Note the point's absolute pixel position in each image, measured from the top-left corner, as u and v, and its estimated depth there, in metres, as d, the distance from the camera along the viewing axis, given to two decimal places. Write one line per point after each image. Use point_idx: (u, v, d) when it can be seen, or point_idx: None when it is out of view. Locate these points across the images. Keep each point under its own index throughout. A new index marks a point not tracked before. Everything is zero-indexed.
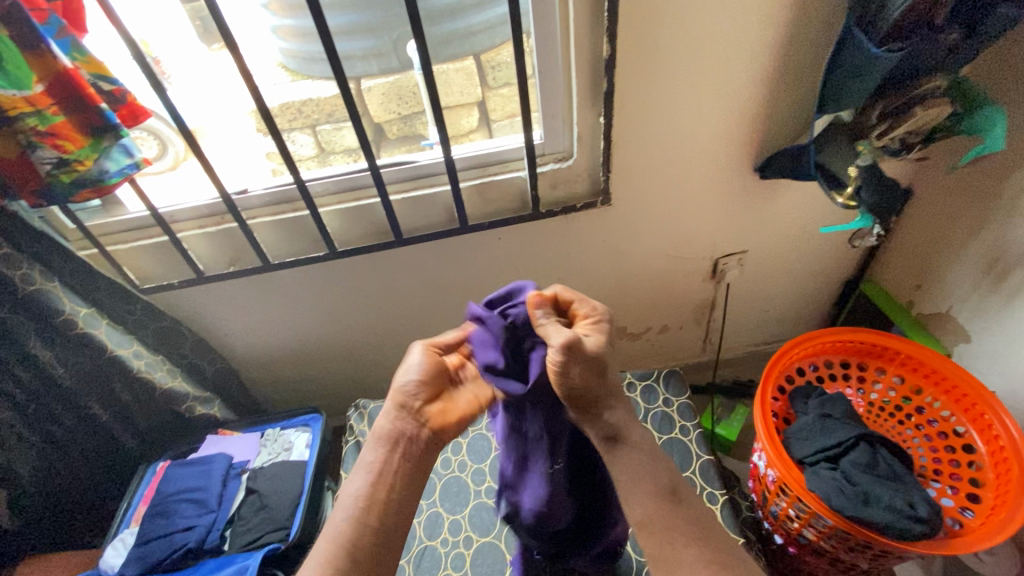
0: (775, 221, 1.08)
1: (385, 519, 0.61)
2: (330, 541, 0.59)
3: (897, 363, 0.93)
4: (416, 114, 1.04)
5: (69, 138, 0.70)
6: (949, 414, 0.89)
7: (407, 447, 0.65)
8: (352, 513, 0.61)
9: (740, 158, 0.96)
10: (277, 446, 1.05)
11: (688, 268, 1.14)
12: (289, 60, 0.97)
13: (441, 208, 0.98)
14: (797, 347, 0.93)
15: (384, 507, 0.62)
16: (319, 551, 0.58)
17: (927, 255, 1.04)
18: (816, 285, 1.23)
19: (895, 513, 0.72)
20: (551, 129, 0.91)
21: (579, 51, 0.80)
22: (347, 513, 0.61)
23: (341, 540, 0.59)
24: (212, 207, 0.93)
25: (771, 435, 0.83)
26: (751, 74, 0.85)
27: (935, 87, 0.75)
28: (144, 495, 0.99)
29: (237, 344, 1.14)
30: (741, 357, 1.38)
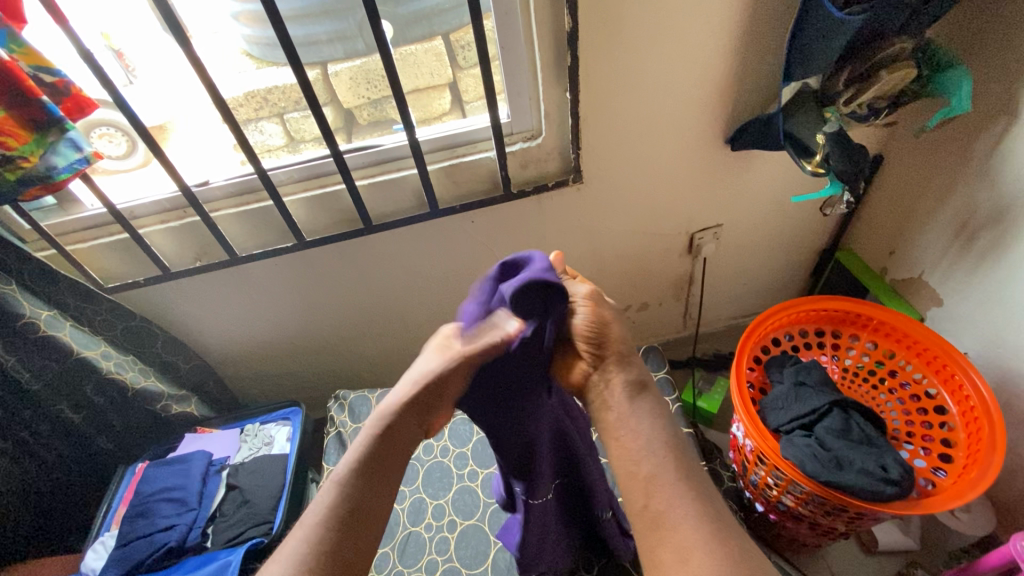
0: (748, 192, 1.07)
1: (386, 509, 0.55)
2: (324, 535, 0.51)
3: (870, 329, 0.94)
4: (385, 99, 1.00)
5: (13, 134, 0.67)
6: (921, 376, 0.90)
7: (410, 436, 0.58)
8: (352, 502, 0.53)
9: (711, 130, 0.95)
10: (257, 441, 1.04)
11: (664, 243, 1.14)
12: (252, 46, 0.93)
13: (409, 193, 0.96)
14: (772, 317, 0.93)
15: (379, 501, 0.55)
16: (300, 549, 0.50)
17: (898, 220, 1.05)
18: (792, 255, 1.23)
19: (867, 476, 0.73)
20: (518, 107, 0.89)
21: (541, 25, 0.78)
22: (348, 503, 0.53)
23: (326, 534, 0.51)
24: (173, 201, 0.91)
25: (746, 405, 0.84)
26: (717, 43, 0.83)
27: (903, 50, 0.76)
28: (124, 497, 0.98)
29: (212, 340, 1.12)
30: (721, 330, 1.39)
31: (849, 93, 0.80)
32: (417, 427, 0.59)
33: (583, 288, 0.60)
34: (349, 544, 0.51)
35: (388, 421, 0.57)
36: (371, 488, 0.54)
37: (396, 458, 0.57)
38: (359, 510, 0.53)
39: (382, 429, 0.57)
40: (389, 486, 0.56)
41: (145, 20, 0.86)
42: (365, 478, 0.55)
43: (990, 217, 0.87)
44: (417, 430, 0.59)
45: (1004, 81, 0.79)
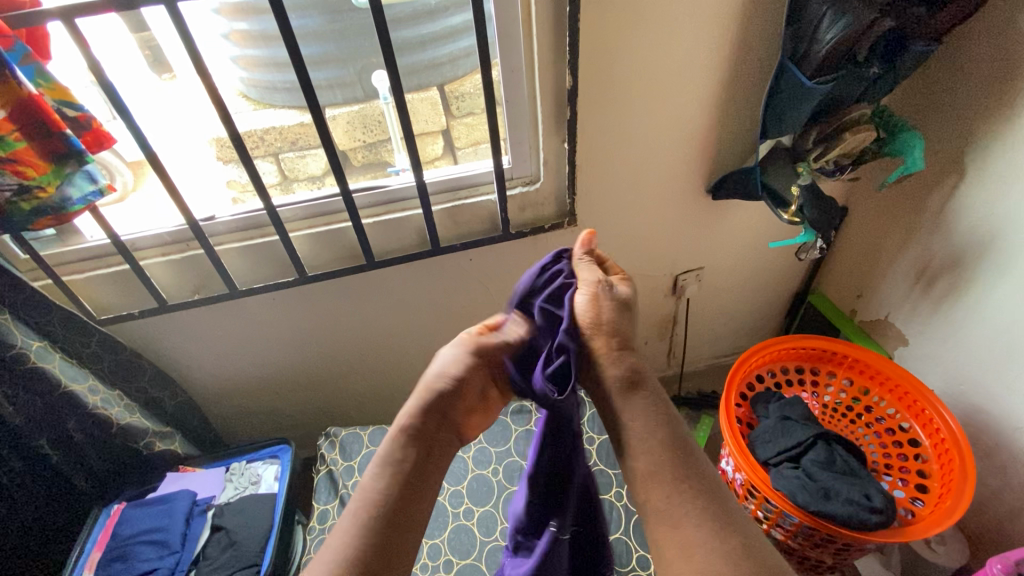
0: (728, 238, 1.15)
1: (420, 485, 0.58)
2: (359, 509, 0.55)
3: (845, 366, 1.00)
4: (380, 142, 1.08)
5: (32, 164, 0.68)
6: (894, 411, 0.95)
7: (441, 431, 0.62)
8: (390, 477, 0.57)
9: (694, 180, 1.03)
10: (244, 479, 1.01)
11: (650, 284, 1.20)
12: (250, 89, 0.97)
13: (412, 231, 1.00)
14: (756, 354, 0.99)
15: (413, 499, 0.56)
16: (337, 544, 0.52)
17: (864, 266, 1.14)
18: (767, 297, 1.31)
19: (854, 505, 0.77)
20: (518, 155, 0.95)
21: (544, 80, 0.85)
22: (384, 477, 0.57)
23: (375, 504, 0.55)
24: (176, 234, 0.92)
25: (737, 439, 0.87)
26: (701, 104, 0.92)
27: (863, 115, 0.86)
28: (98, 541, 0.92)
29: (199, 376, 1.10)
30: (702, 369, 1.44)
31: (818, 150, 0.89)
32: (434, 425, 0.61)
33: (592, 275, 0.64)
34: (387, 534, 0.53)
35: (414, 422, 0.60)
36: (403, 487, 0.56)
37: (426, 457, 0.59)
38: (385, 510, 0.54)
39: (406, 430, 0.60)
40: (415, 487, 0.57)
41: (135, 58, 0.92)
42: (393, 479, 0.56)
43: (948, 263, 0.96)
44: (435, 427, 0.61)
45: (951, 145, 0.90)
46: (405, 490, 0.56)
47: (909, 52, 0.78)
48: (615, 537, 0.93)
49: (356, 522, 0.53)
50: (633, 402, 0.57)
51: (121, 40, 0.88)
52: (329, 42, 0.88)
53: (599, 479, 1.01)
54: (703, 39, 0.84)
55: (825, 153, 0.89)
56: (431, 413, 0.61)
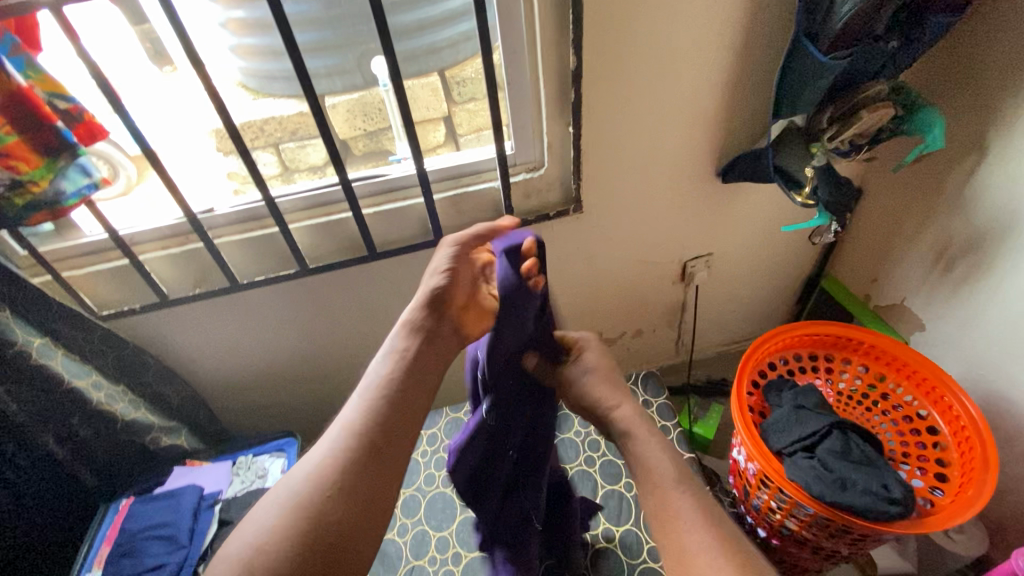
0: (738, 222, 1.12)
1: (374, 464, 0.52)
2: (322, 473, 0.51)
3: (861, 353, 0.98)
4: (381, 130, 1.05)
5: (24, 158, 0.66)
6: (912, 399, 0.93)
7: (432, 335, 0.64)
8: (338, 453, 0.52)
9: (704, 164, 1.00)
10: (251, 474, 1.01)
11: (658, 272, 1.17)
12: (249, 78, 0.95)
13: (415, 221, 0.98)
14: (769, 342, 0.96)
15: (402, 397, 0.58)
16: (323, 457, 0.52)
17: (880, 250, 1.10)
18: (779, 283, 1.28)
19: (871, 496, 0.75)
20: (522, 140, 0.93)
21: (548, 61, 0.82)
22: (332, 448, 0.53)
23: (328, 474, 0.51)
24: (175, 227, 0.90)
25: (749, 428, 0.85)
26: (710, 84, 0.89)
27: (880, 91, 0.81)
28: (107, 536, 0.93)
29: (204, 370, 1.10)
30: (712, 357, 1.42)
31: (832, 130, 0.85)
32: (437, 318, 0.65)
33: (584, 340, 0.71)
34: (371, 449, 0.53)
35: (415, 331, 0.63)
36: (400, 393, 0.58)
37: (414, 369, 0.60)
38: (379, 410, 0.56)
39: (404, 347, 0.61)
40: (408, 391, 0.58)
41: (135, 51, 0.90)
42: (392, 384, 0.58)
43: (968, 245, 0.93)
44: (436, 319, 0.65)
45: (973, 122, 0.86)
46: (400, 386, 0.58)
47: (929, 26, 0.75)
48: (625, 528, 0.92)
49: (344, 437, 0.53)
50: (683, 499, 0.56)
51: (119, 29, 0.86)
52: (322, 29, 0.85)
53: (608, 470, 1.00)
54: (712, 15, 0.81)
55: (840, 133, 0.85)
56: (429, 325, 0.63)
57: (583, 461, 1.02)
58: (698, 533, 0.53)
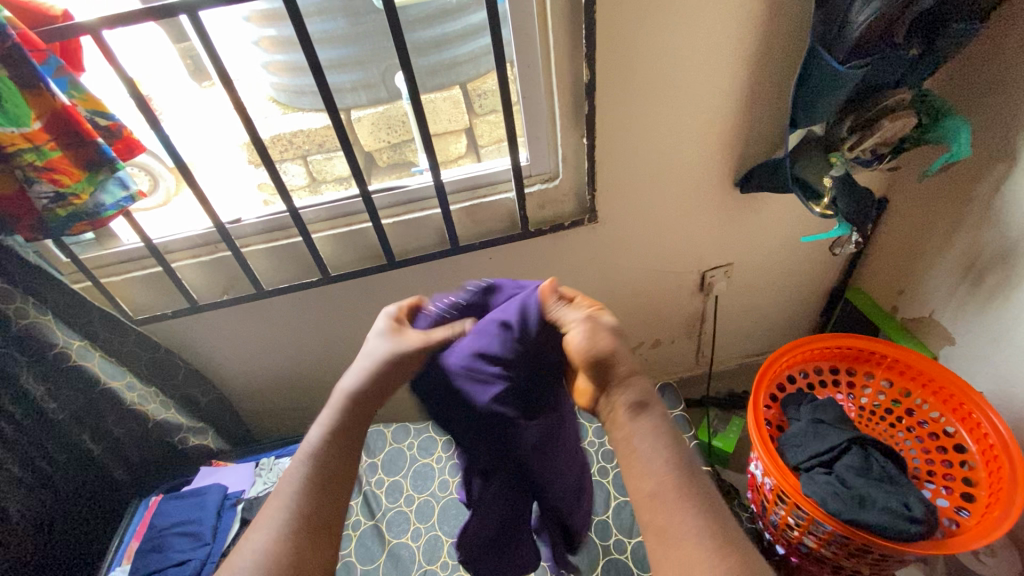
0: (758, 232, 1.11)
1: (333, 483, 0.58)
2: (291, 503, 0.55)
3: (885, 367, 0.95)
4: (405, 143, 1.09)
5: (66, 172, 0.70)
6: (938, 415, 0.90)
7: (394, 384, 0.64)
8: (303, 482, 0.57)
9: (721, 174, 0.99)
10: (272, 475, 1.04)
11: (676, 282, 1.17)
12: (280, 93, 0.99)
13: (432, 231, 1.00)
14: (787, 354, 0.95)
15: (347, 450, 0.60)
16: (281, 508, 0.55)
17: (907, 261, 1.07)
18: (803, 294, 1.25)
19: (891, 514, 0.73)
20: (537, 152, 0.94)
21: (562, 75, 0.84)
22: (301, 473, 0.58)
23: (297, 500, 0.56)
24: (205, 236, 0.95)
25: (765, 442, 0.84)
26: (726, 94, 0.89)
27: (901, 100, 0.79)
28: (137, 531, 0.97)
29: (231, 374, 1.14)
30: (733, 369, 1.39)
31: (853, 139, 0.83)
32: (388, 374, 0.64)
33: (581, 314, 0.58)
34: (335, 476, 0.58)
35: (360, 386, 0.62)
36: (341, 455, 0.59)
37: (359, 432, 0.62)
38: (324, 467, 0.58)
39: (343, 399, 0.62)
40: (352, 444, 0.61)
41: (176, 68, 0.96)
42: (335, 447, 0.59)
43: (998, 257, 0.89)
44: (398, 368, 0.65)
45: (1001, 130, 0.83)
46: (343, 445, 0.60)
47: (950, 32, 0.73)
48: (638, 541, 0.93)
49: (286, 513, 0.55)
50: (639, 422, 0.55)
51: (162, 49, 0.92)
52: (346, 46, 0.89)
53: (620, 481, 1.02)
54: (726, 26, 0.81)
55: (862, 142, 0.83)
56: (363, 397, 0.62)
57: (596, 471, 1.03)
58: (661, 462, 0.53)
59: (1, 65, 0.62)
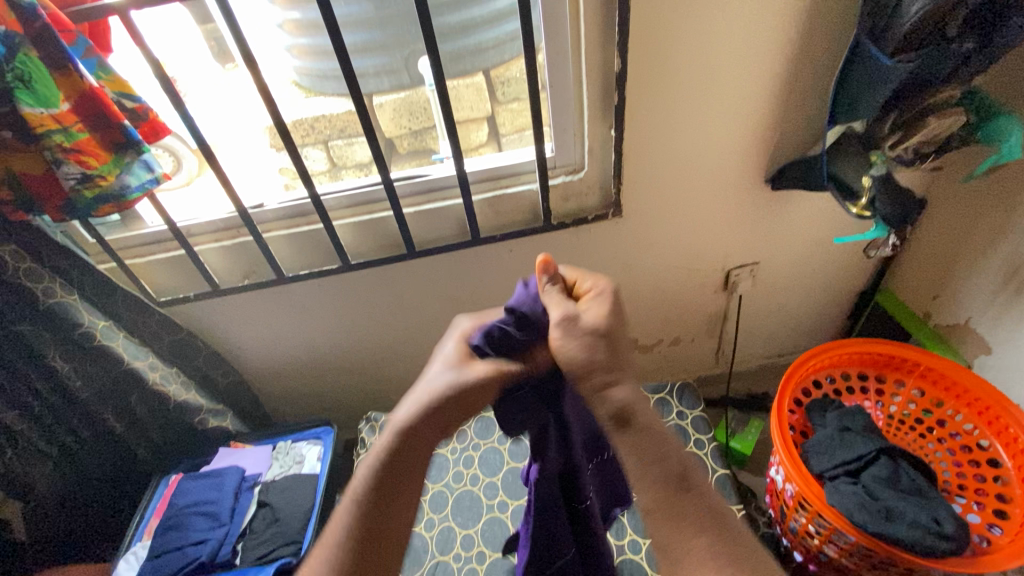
0: (787, 231, 1.07)
1: (383, 519, 0.54)
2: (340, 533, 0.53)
3: (916, 375, 0.92)
4: (426, 129, 1.08)
5: (93, 154, 0.70)
6: (972, 427, 0.87)
7: (416, 437, 0.57)
8: (350, 513, 0.54)
9: (752, 170, 0.96)
10: (289, 458, 1.05)
11: (699, 279, 1.14)
12: (303, 78, 0.99)
13: (452, 221, 0.99)
14: (814, 359, 0.92)
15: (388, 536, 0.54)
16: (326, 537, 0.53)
17: (944, 266, 1.03)
18: (830, 297, 1.22)
19: (920, 529, 0.71)
20: (562, 142, 0.92)
21: (591, 63, 0.81)
22: (346, 512, 0.54)
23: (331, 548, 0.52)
24: (228, 221, 0.95)
25: (790, 449, 0.81)
26: (762, 87, 0.85)
27: (953, 95, 0.76)
28: (156, 509, 0.99)
29: (250, 357, 1.15)
30: (753, 369, 1.37)
31: (895, 137, 0.80)
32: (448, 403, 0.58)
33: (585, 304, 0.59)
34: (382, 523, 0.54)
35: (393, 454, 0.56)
36: (386, 493, 0.55)
37: (412, 456, 0.56)
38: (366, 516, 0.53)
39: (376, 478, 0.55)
40: (404, 491, 0.56)
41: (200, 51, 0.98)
42: (374, 486, 0.55)
43: None
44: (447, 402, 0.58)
45: None
46: (396, 487, 0.55)
47: (1010, 25, 0.68)
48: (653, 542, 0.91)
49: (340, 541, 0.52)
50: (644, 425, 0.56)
51: (192, 38, 0.97)
52: (370, 31, 0.87)
53: None
54: (764, 15, 0.77)
55: (904, 140, 0.80)
56: (429, 415, 0.58)
57: None
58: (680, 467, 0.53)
59: (29, 45, 0.62)
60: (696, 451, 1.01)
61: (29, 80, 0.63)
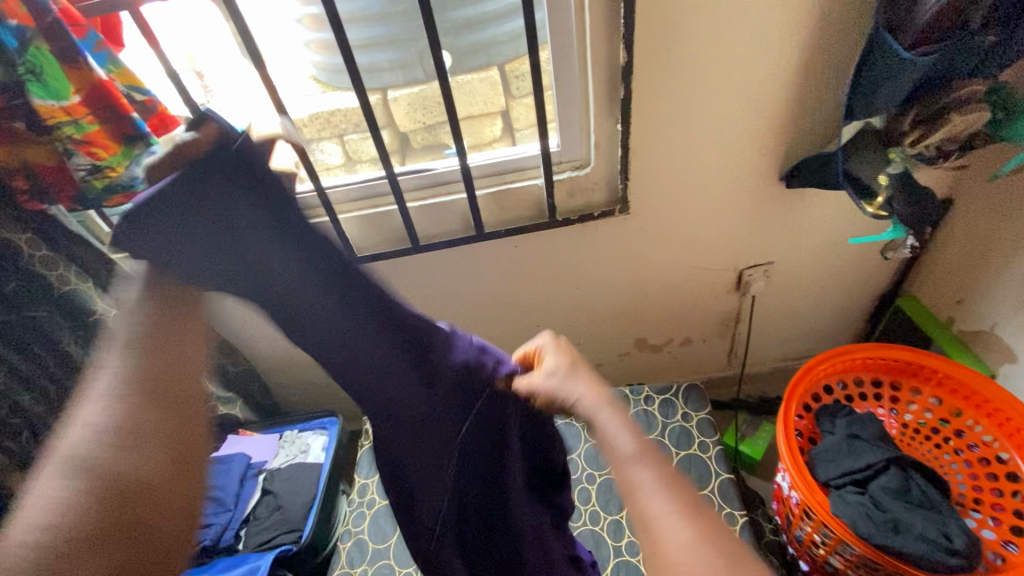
0: (802, 231, 1.04)
1: (106, 462, 0.44)
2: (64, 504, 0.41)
3: (934, 383, 0.88)
4: (439, 125, 1.06)
5: (104, 146, 0.72)
6: (991, 439, 0.83)
7: (149, 362, 0.49)
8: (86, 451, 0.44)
9: (765, 168, 0.93)
10: (294, 448, 1.07)
11: (710, 279, 1.11)
12: (321, 72, 0.99)
13: (457, 216, 0.98)
14: (824, 363, 0.89)
15: (137, 519, 0.43)
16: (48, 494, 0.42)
17: (969, 270, 0.99)
18: (849, 300, 1.18)
19: (928, 543, 0.68)
20: (568, 137, 0.91)
21: (597, 57, 0.80)
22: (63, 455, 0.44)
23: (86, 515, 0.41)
24: None
25: (795, 456, 0.79)
26: (775, 81, 0.82)
27: (978, 91, 0.70)
28: None
29: (260, 347, 1.17)
30: (766, 372, 1.33)
31: (916, 135, 0.76)
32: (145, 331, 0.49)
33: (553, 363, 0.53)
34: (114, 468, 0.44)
35: (74, 457, 0.43)
36: (128, 432, 0.46)
37: (170, 370, 0.50)
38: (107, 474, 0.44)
39: (98, 464, 0.43)
40: (144, 427, 0.47)
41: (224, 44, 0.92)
42: (116, 421, 0.46)
43: None
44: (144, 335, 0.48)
45: None
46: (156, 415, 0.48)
47: None
48: None
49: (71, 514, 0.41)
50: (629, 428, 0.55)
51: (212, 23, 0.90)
52: (380, 25, 0.87)
53: None
54: (779, 5, 0.74)
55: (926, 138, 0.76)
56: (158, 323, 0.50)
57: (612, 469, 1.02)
58: None
59: (41, 38, 0.64)
60: (700, 454, 1.00)
61: (41, 74, 0.65)
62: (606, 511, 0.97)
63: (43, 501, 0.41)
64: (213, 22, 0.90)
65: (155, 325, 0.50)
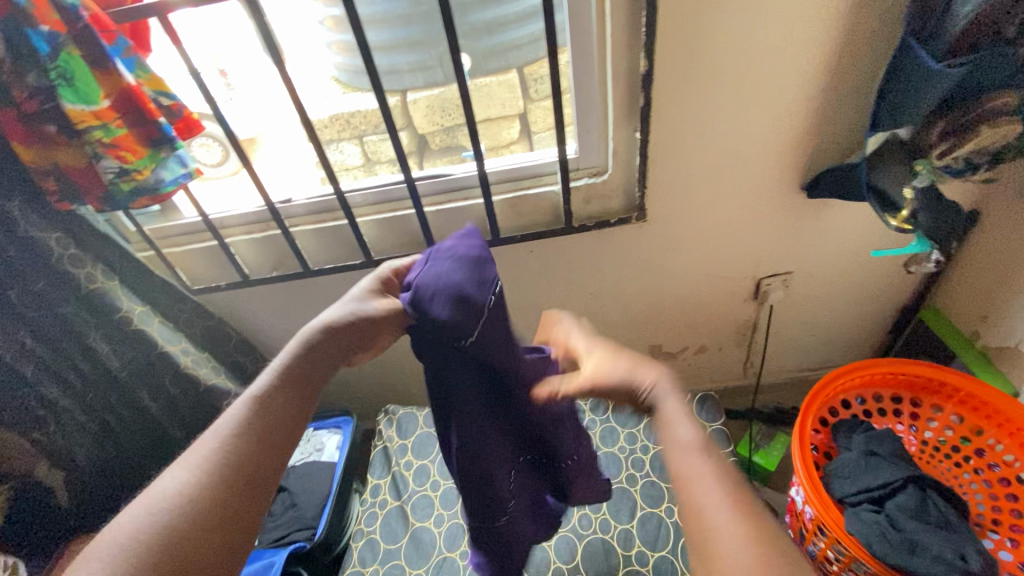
0: (823, 241, 1.02)
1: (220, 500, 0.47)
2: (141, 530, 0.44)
3: (955, 401, 0.87)
4: (458, 126, 1.07)
5: (130, 149, 0.74)
6: (1013, 459, 0.81)
7: (309, 359, 0.59)
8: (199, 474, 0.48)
9: (785, 177, 0.92)
10: (309, 446, 1.08)
11: (727, 287, 1.10)
12: (341, 73, 1.01)
13: (474, 221, 0.99)
14: (842, 378, 0.87)
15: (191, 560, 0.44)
16: (146, 504, 0.46)
17: (996, 284, 0.96)
18: (869, 311, 1.15)
19: (944, 565, 0.66)
20: (585, 144, 0.90)
21: (617, 63, 0.79)
22: (201, 459, 0.49)
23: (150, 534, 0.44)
24: (258, 215, 0.98)
25: (810, 470, 0.78)
26: (798, 89, 0.81)
27: (1009, 104, 0.68)
28: None
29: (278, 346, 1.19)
30: (783, 382, 1.32)
31: (943, 147, 0.74)
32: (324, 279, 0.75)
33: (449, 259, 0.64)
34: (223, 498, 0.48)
35: (163, 496, 0.46)
36: (237, 460, 0.50)
37: (316, 366, 0.60)
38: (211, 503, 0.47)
39: (170, 511, 0.45)
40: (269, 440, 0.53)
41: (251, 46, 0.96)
42: (229, 449, 0.50)
43: None
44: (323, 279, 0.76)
45: None
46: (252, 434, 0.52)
47: None
48: (660, 556, 0.92)
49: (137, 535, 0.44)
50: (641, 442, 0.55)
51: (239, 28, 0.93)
52: (401, 28, 0.88)
53: (648, 491, 1.00)
54: (802, 14, 0.73)
55: (954, 150, 0.74)
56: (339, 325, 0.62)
57: (624, 478, 1.02)
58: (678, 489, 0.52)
59: (72, 44, 0.66)
60: None
61: (72, 80, 0.67)
62: (617, 520, 0.97)
63: (133, 511, 0.45)
64: (238, 23, 0.91)
65: (305, 354, 0.59)
